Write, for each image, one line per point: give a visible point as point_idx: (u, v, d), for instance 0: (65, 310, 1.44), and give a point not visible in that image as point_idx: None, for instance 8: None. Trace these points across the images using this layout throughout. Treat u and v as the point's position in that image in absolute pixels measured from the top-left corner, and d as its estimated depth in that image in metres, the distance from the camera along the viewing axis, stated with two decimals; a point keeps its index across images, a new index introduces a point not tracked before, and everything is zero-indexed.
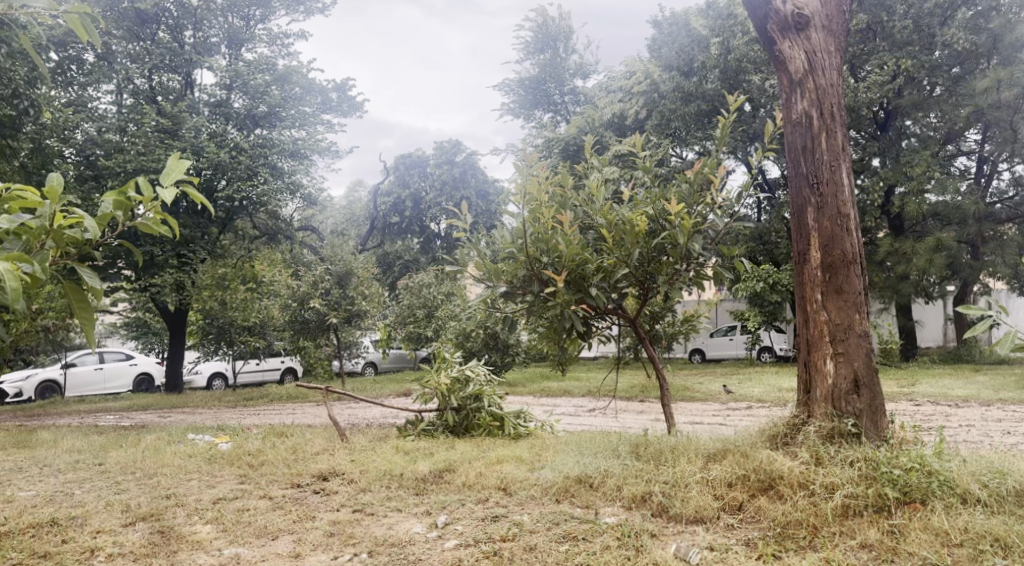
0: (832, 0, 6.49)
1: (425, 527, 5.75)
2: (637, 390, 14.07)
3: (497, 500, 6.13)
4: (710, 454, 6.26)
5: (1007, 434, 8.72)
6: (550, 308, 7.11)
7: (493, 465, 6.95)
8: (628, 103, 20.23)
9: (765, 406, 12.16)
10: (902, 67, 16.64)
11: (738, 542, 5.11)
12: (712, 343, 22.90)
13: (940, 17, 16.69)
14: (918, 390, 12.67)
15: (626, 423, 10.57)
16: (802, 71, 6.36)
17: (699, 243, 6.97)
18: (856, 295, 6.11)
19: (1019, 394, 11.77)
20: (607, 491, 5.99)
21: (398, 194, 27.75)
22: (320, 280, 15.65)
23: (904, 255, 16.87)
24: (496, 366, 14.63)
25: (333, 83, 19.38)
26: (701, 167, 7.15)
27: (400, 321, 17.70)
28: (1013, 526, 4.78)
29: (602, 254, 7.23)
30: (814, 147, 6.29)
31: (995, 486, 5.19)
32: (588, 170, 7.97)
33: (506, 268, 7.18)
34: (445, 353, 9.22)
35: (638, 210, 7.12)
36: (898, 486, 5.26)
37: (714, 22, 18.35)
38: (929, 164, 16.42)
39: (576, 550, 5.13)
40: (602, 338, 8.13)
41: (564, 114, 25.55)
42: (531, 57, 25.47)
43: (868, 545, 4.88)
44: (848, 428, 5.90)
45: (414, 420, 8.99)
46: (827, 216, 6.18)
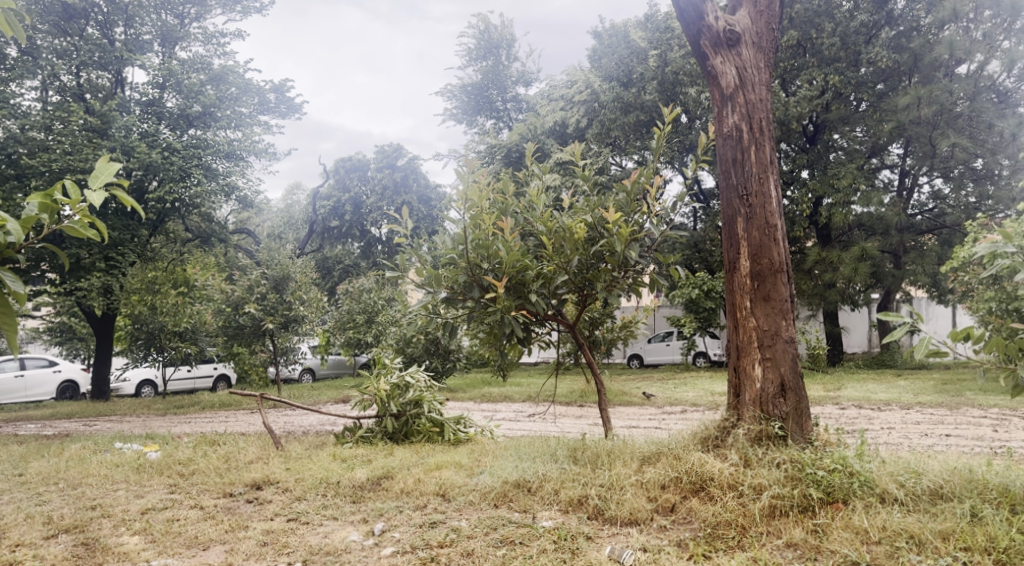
0: (762, 17, 6.75)
1: (361, 535, 5.72)
2: (576, 394, 14.20)
3: (435, 506, 6.14)
4: (645, 456, 6.39)
5: (925, 436, 9.12)
6: (491, 314, 7.14)
7: (432, 471, 6.94)
8: (569, 111, 20.46)
9: (698, 409, 12.43)
10: (830, 83, 17.27)
11: (670, 544, 5.26)
12: (650, 349, 23.27)
13: (865, 35, 17.39)
14: (844, 394, 13.14)
15: (565, 427, 10.67)
16: (733, 86, 6.57)
17: (636, 251, 7.13)
18: (782, 303, 6.33)
19: (938, 397, 12.31)
20: (545, 495, 6.07)
21: (338, 198, 27.40)
22: (255, 284, 15.34)
23: (831, 263, 17.49)
24: (437, 372, 14.60)
25: (271, 84, 19.07)
26: (638, 177, 7.31)
27: (340, 327, 17.51)
28: (927, 523, 5.01)
29: (542, 261, 7.32)
30: (744, 160, 6.51)
31: (911, 486, 5.41)
32: (529, 176, 8.03)
33: (446, 274, 7.17)
34: (385, 359, 9.17)
35: (577, 218, 7.21)
36: (822, 487, 5.46)
37: (652, 34, 18.70)
38: (855, 176, 17.09)
39: (513, 554, 5.19)
40: (542, 344, 8.19)
41: (505, 121, 25.74)
42: (473, 63, 25.50)
43: (793, 545, 5.08)
44: (775, 430, 6.10)
45: (352, 427, 8.89)
46: (756, 226, 6.40)
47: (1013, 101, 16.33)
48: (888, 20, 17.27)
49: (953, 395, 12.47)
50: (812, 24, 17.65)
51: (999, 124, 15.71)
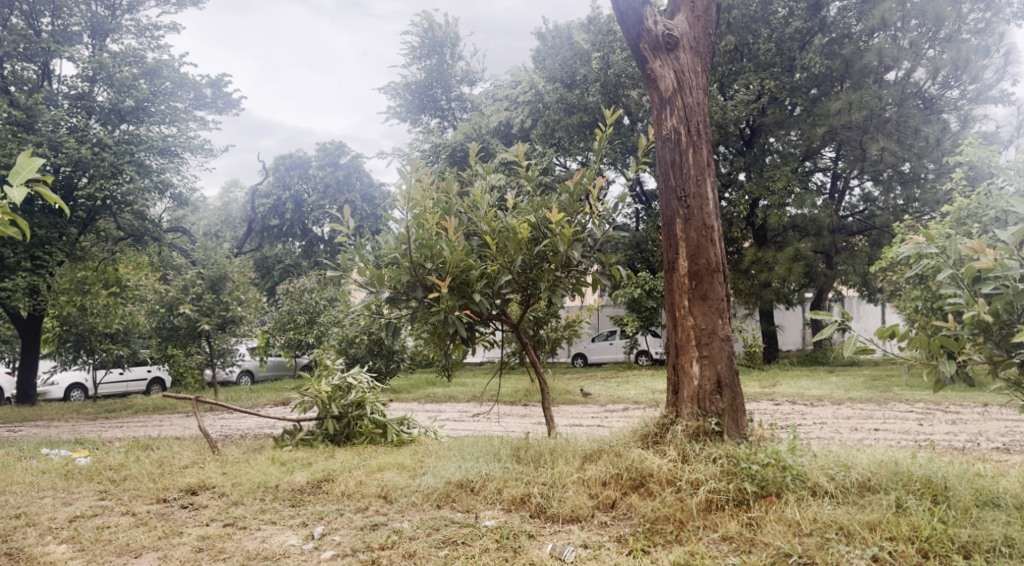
0: (700, 22, 6.89)
1: (300, 539, 5.63)
2: (520, 394, 14.25)
3: (377, 508, 6.08)
4: (586, 454, 6.45)
5: (855, 430, 9.45)
6: (434, 314, 7.10)
7: (374, 473, 6.87)
8: (513, 111, 20.49)
9: (640, 407, 12.62)
10: (766, 88, 17.75)
11: (611, 539, 5.34)
12: (594, 348, 23.50)
13: (799, 42, 17.87)
14: (779, 390, 13.50)
15: (509, 427, 10.69)
16: (671, 89, 6.70)
17: (578, 251, 7.21)
18: (719, 302, 6.48)
19: (868, 393, 12.75)
20: (488, 495, 6.07)
21: (278, 195, 26.87)
22: (190, 284, 14.96)
23: (766, 264, 17.96)
24: (380, 373, 14.47)
25: (207, 79, 18.63)
26: (580, 178, 7.38)
27: (280, 328, 17.20)
28: (856, 514, 5.17)
29: (486, 261, 7.32)
30: (682, 162, 6.64)
31: (841, 479, 5.57)
32: (473, 176, 8.03)
33: (389, 273, 7.10)
34: (326, 360, 9.04)
35: (521, 218, 7.24)
36: (756, 481, 5.60)
37: (595, 37, 18.90)
38: (789, 179, 17.58)
39: (455, 554, 5.19)
40: (487, 343, 8.18)
41: (450, 120, 25.67)
42: (417, 61, 25.31)
43: (729, 538, 5.21)
44: (712, 426, 6.23)
45: (292, 430, 8.74)
46: (694, 227, 6.53)
47: (938, 108, 16.91)
48: (821, 27, 17.80)
49: (881, 391, 12.93)
50: (749, 30, 18.10)
51: (924, 129, 16.32)
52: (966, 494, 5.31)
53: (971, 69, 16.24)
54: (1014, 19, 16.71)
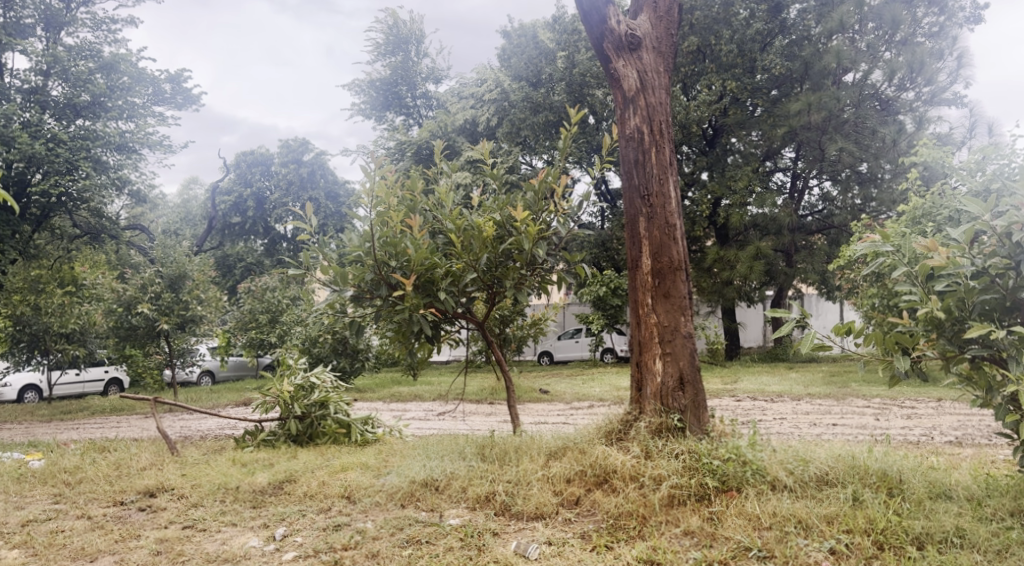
0: (662, 22, 6.95)
1: (262, 540, 5.56)
2: (486, 392, 14.25)
3: (340, 508, 6.04)
4: (551, 451, 6.47)
5: (813, 425, 9.63)
6: (398, 312, 7.03)
7: (337, 473, 6.81)
8: (479, 110, 20.45)
9: (605, 404, 12.71)
10: (728, 88, 17.98)
11: (575, 536, 5.38)
12: (560, 346, 23.57)
13: (760, 43, 18.13)
14: (740, 387, 13.68)
15: (474, 425, 10.70)
16: (634, 89, 6.75)
17: (543, 249, 7.23)
18: (682, 299, 6.55)
19: (826, 389, 13.00)
20: (452, 493, 6.06)
21: (239, 193, 26.46)
22: (149, 282, 14.68)
23: (728, 262, 18.19)
24: (344, 372, 14.36)
25: (166, 74, 18.29)
26: (545, 176, 7.41)
27: (242, 327, 16.97)
28: (814, 508, 5.26)
29: (451, 259, 7.27)
30: (645, 161, 6.70)
31: (800, 473, 5.65)
32: (438, 174, 8.01)
33: (353, 271, 7.04)
34: (289, 360, 8.93)
35: (486, 216, 7.24)
36: (717, 476, 5.68)
37: (560, 36, 18.96)
38: (750, 179, 17.84)
39: (418, 553, 5.18)
40: (452, 342, 8.14)
41: (415, 118, 25.56)
42: (381, 59, 25.12)
43: (691, 533, 5.28)
44: (674, 423, 6.29)
45: (253, 431, 8.64)
46: (657, 226, 6.59)
47: (895, 109, 17.18)
48: (781, 29, 18.11)
49: (839, 387, 13.17)
50: (711, 31, 18.29)
51: (881, 130, 16.71)
52: (920, 487, 5.43)
53: (925, 72, 16.64)
54: (966, 24, 17.27)
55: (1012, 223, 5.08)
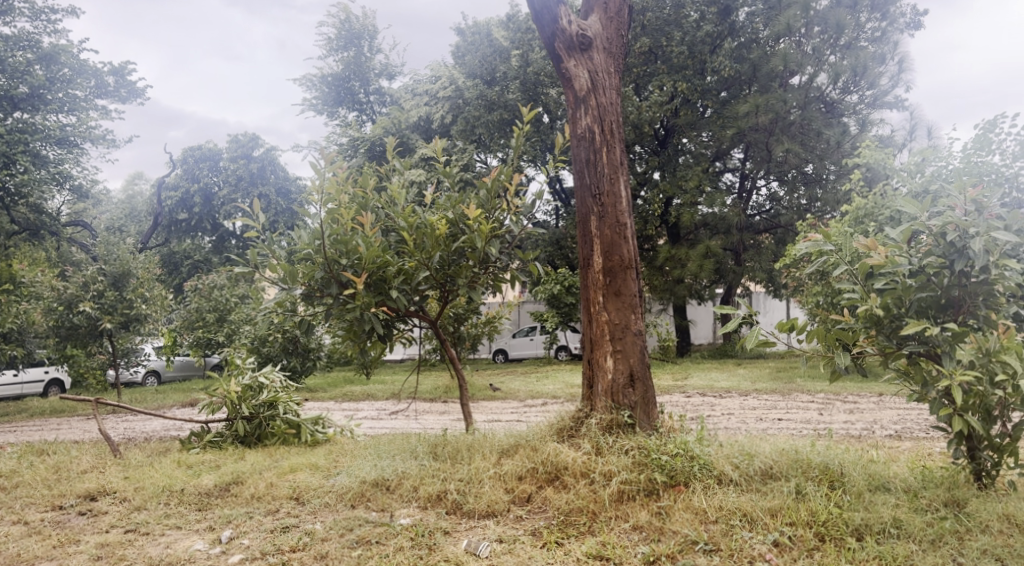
0: (613, 23, 7.02)
1: (207, 543, 5.47)
2: (440, 390, 14.19)
3: (288, 510, 5.96)
4: (503, 449, 6.48)
5: (760, 420, 9.84)
6: (349, 311, 6.95)
7: (286, 475, 6.71)
8: (433, 106, 20.33)
9: (558, 401, 12.77)
10: (679, 89, 18.21)
11: (526, 533, 5.41)
12: (515, 344, 23.62)
13: (710, 45, 18.42)
14: (690, 383, 13.88)
15: (427, 424, 10.65)
16: (586, 88, 6.80)
17: (496, 248, 7.23)
18: (632, 297, 6.63)
19: (772, 384, 13.29)
20: (403, 493, 6.03)
21: (186, 188, 25.80)
22: (91, 280, 14.28)
23: (679, 261, 18.46)
24: (295, 372, 14.17)
25: (109, 66, 17.78)
26: (497, 175, 7.42)
27: (189, 326, 16.62)
28: (758, 501, 5.37)
29: (403, 257, 7.21)
30: (596, 161, 6.76)
31: (745, 467, 5.77)
32: (391, 171, 7.99)
33: (302, 269, 6.93)
34: (237, 360, 8.76)
35: (438, 214, 7.23)
36: (666, 471, 5.76)
37: (514, 34, 19.02)
38: (700, 179, 18.11)
39: (368, 554, 5.15)
40: (405, 341, 8.09)
41: (368, 114, 25.35)
42: (333, 53, 24.80)
43: (640, 527, 5.35)
44: (624, 419, 6.36)
45: (199, 432, 8.48)
46: (608, 225, 6.66)
47: (839, 112, 17.77)
48: (731, 32, 18.42)
49: (785, 382, 13.46)
50: (663, 32, 18.47)
51: (826, 132, 17.14)
52: (860, 480, 5.58)
53: (868, 75, 17.11)
54: (907, 29, 17.78)
55: (947, 224, 5.28)
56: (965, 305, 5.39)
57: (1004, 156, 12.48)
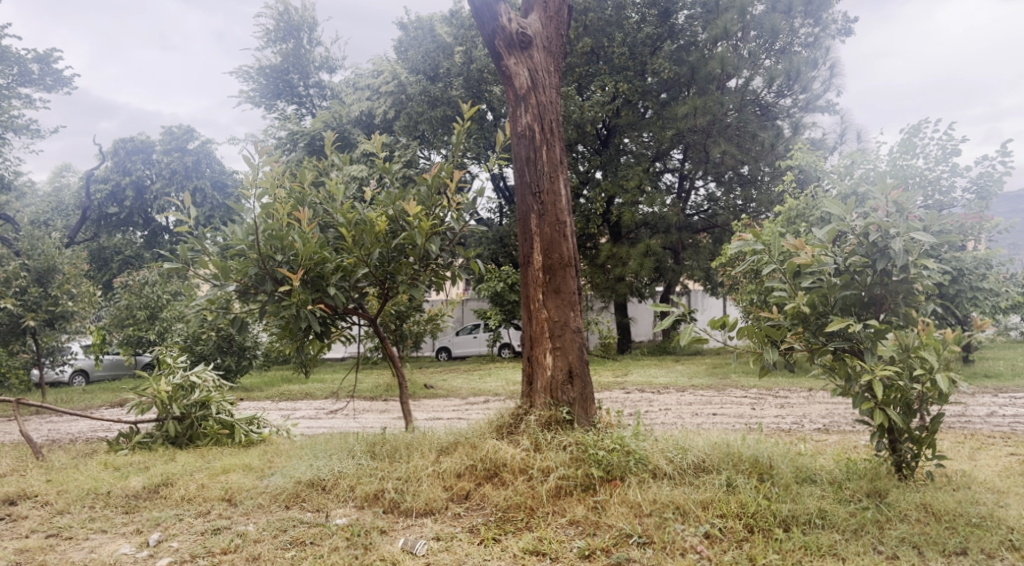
0: (552, 23, 7.06)
1: (134, 547, 5.33)
2: (380, 389, 14.07)
3: (219, 512, 5.83)
4: (442, 446, 6.45)
5: (696, 415, 10.05)
6: (284, 308, 6.80)
7: (217, 475, 6.57)
8: (375, 101, 20.10)
9: (499, 398, 12.81)
10: (620, 90, 18.41)
11: (463, 530, 5.42)
12: (458, 341, 23.58)
13: (650, 47, 18.72)
14: (629, 380, 14.08)
15: (366, 422, 10.55)
16: (526, 87, 6.83)
17: (436, 244, 7.20)
18: (571, 295, 6.70)
19: (708, 380, 13.60)
20: (339, 492, 5.96)
21: (116, 181, 24.78)
22: (13, 275, 13.58)
23: (620, 259, 18.70)
24: (229, 371, 13.86)
25: (33, 52, 17.03)
26: (438, 171, 7.38)
27: (118, 324, 16.08)
28: (691, 494, 5.48)
29: (342, 254, 7.11)
30: (536, 159, 6.80)
31: (679, 461, 5.87)
32: (329, 166, 7.90)
33: (235, 266, 6.75)
34: (167, 359, 8.50)
35: (378, 210, 7.15)
36: (602, 466, 5.84)
37: (457, 31, 18.97)
38: (640, 178, 18.36)
39: (303, 555, 5.09)
40: (344, 339, 7.98)
41: (308, 107, 24.97)
42: (272, 45, 23.96)
43: (576, 522, 5.43)
44: (563, 415, 6.41)
45: (128, 432, 8.23)
46: (548, 223, 6.71)
47: (773, 115, 18.23)
48: (671, 34, 18.74)
49: (720, 378, 13.78)
50: (604, 33, 18.83)
51: (761, 135, 17.58)
52: (788, 472, 5.75)
53: (801, 80, 17.61)
54: (838, 35, 18.41)
55: (870, 224, 5.51)
56: (886, 303, 5.63)
57: (927, 159, 12.99)
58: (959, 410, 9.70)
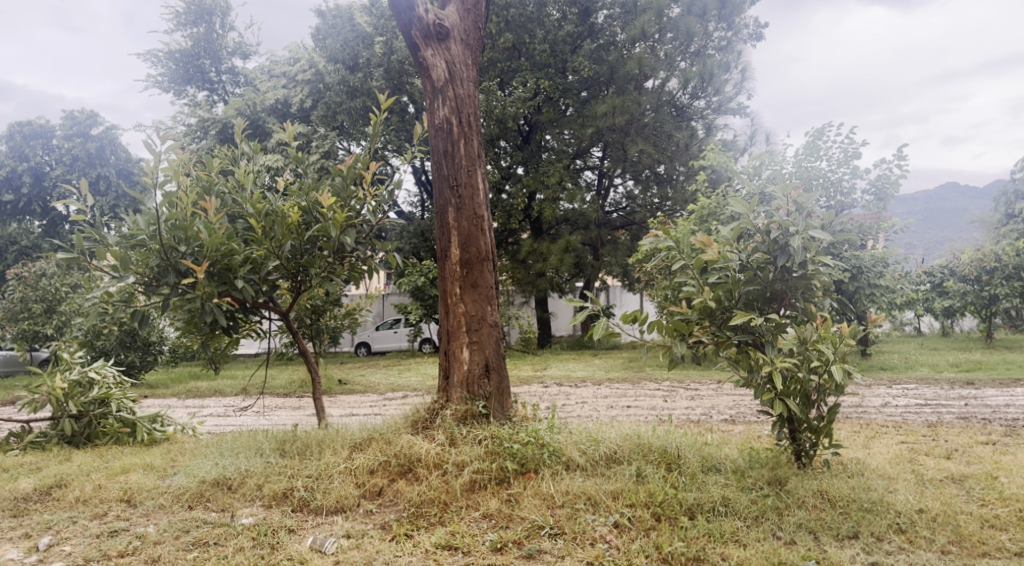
0: (470, 15, 7.02)
1: (22, 552, 5.06)
2: (295, 385, 13.76)
3: (117, 513, 5.59)
4: (355, 443, 6.35)
5: (611, 408, 10.24)
6: (189, 301, 6.56)
7: (116, 476, 6.28)
8: (292, 90, 19.61)
9: (417, 394, 12.73)
10: (541, 87, 18.50)
11: (375, 527, 5.35)
12: (377, 336, 23.25)
13: (571, 45, 18.97)
14: (547, 373, 14.23)
15: (279, 419, 10.32)
16: (443, 79, 6.78)
17: (352, 237, 7.07)
18: (488, 289, 6.70)
19: (624, 373, 13.90)
20: (246, 492, 5.80)
21: (11, 166, 23.48)
22: None
23: (541, 254, 18.86)
24: (132, 367, 13.33)
25: None
26: (353, 162, 7.26)
27: (12, 318, 15.15)
28: (602, 485, 5.58)
29: (251, 245, 6.90)
30: (454, 152, 6.77)
31: (591, 453, 5.97)
32: (239, 155, 7.66)
33: (136, 256, 6.46)
34: (64, 354, 8.09)
35: (290, 202, 6.99)
36: (516, 459, 5.87)
37: (377, 20, 18.58)
38: (561, 175, 18.54)
39: (205, 556, 4.94)
40: (255, 334, 7.75)
41: (220, 94, 24.22)
42: (181, 28, 23.02)
43: (489, 515, 5.44)
44: (479, 409, 6.42)
45: (19, 432, 7.80)
46: (466, 217, 6.69)
47: (688, 116, 18.70)
48: (591, 33, 19.03)
49: (635, 371, 14.11)
50: (525, 29, 18.80)
51: (676, 135, 18.04)
52: (694, 462, 5.91)
53: (715, 82, 18.14)
54: (749, 40, 19.08)
55: (772, 223, 5.73)
56: (787, 298, 5.88)
57: (830, 162, 13.59)
58: (857, 401, 10.20)
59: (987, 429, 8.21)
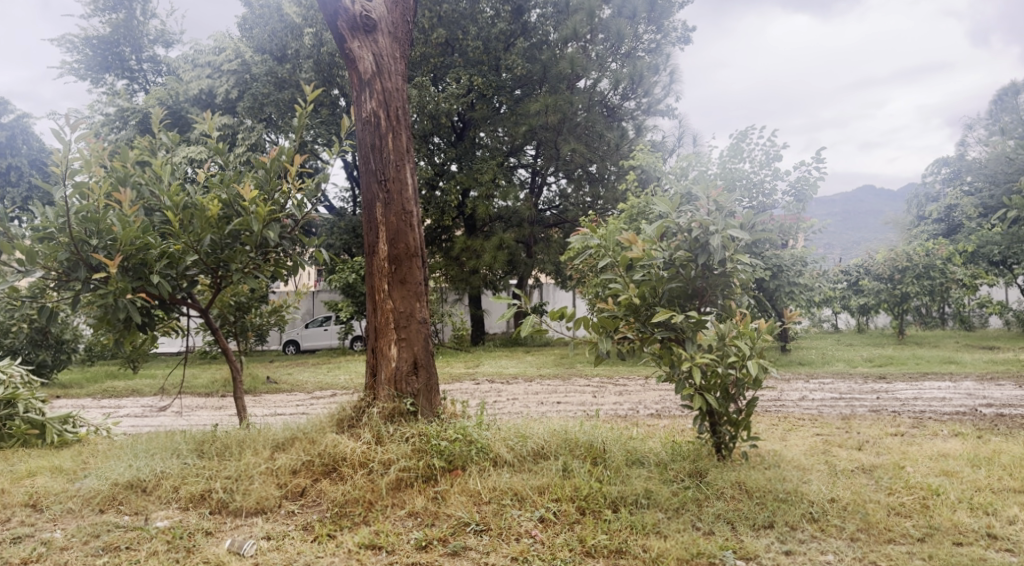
0: (398, 8, 6.94)
1: None
2: (218, 384, 13.39)
3: (22, 519, 5.36)
4: (278, 442, 6.22)
5: (541, 404, 10.30)
6: (101, 297, 6.30)
7: (21, 480, 6.00)
8: (217, 80, 19.00)
9: (345, 392, 12.54)
10: (475, 84, 18.43)
11: (296, 528, 5.26)
12: (307, 334, 22.77)
13: (504, 42, 19.00)
14: (479, 371, 14.22)
15: (200, 420, 10.01)
16: (370, 72, 6.69)
17: (275, 231, 6.91)
18: (416, 286, 6.65)
19: (555, 370, 14.01)
20: (161, 494, 5.60)
21: None
22: None
23: (474, 251, 18.84)
24: (43, 366, 12.75)
25: None
26: (277, 155, 7.08)
27: None
28: (528, 480, 5.61)
29: (168, 239, 6.68)
30: (381, 147, 6.69)
31: (519, 449, 5.98)
32: (158, 146, 7.40)
33: (43, 250, 6.17)
34: None
35: (210, 194, 6.79)
36: (443, 456, 5.83)
37: (307, 11, 17.98)
38: (494, 172, 18.58)
39: (115, 562, 4.79)
40: (175, 331, 7.50)
41: (140, 83, 23.33)
42: (98, 14, 22.18)
43: (415, 513, 5.41)
44: (406, 407, 6.35)
45: None
46: (394, 212, 6.62)
47: (618, 116, 18.97)
48: (524, 31, 19.11)
49: (566, 368, 14.23)
50: (458, 25, 18.75)
51: (607, 135, 18.28)
52: (619, 455, 6.00)
53: (644, 84, 18.47)
54: (678, 43, 19.49)
55: (693, 222, 5.85)
56: (707, 294, 6.03)
57: (753, 163, 13.99)
58: (776, 395, 10.53)
59: (897, 421, 8.59)
